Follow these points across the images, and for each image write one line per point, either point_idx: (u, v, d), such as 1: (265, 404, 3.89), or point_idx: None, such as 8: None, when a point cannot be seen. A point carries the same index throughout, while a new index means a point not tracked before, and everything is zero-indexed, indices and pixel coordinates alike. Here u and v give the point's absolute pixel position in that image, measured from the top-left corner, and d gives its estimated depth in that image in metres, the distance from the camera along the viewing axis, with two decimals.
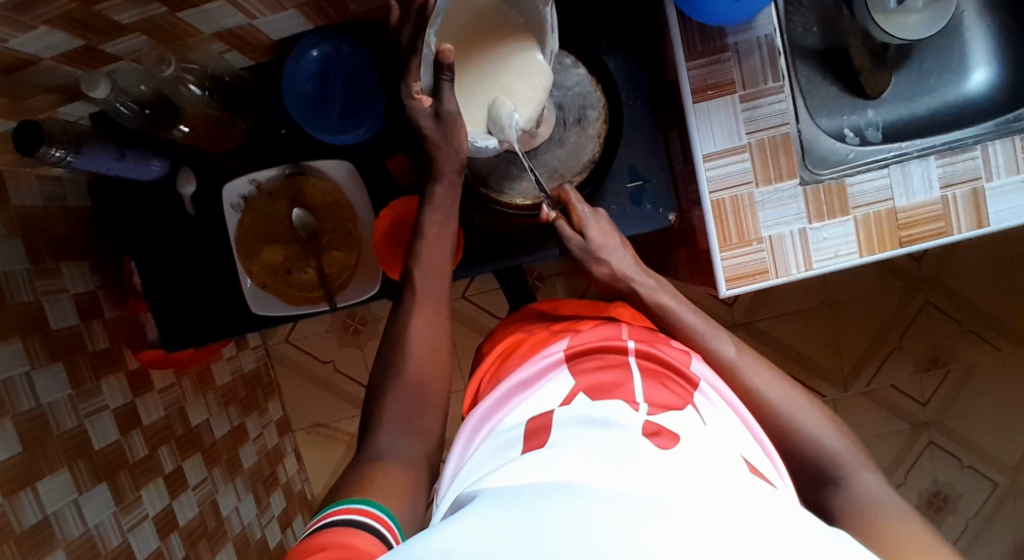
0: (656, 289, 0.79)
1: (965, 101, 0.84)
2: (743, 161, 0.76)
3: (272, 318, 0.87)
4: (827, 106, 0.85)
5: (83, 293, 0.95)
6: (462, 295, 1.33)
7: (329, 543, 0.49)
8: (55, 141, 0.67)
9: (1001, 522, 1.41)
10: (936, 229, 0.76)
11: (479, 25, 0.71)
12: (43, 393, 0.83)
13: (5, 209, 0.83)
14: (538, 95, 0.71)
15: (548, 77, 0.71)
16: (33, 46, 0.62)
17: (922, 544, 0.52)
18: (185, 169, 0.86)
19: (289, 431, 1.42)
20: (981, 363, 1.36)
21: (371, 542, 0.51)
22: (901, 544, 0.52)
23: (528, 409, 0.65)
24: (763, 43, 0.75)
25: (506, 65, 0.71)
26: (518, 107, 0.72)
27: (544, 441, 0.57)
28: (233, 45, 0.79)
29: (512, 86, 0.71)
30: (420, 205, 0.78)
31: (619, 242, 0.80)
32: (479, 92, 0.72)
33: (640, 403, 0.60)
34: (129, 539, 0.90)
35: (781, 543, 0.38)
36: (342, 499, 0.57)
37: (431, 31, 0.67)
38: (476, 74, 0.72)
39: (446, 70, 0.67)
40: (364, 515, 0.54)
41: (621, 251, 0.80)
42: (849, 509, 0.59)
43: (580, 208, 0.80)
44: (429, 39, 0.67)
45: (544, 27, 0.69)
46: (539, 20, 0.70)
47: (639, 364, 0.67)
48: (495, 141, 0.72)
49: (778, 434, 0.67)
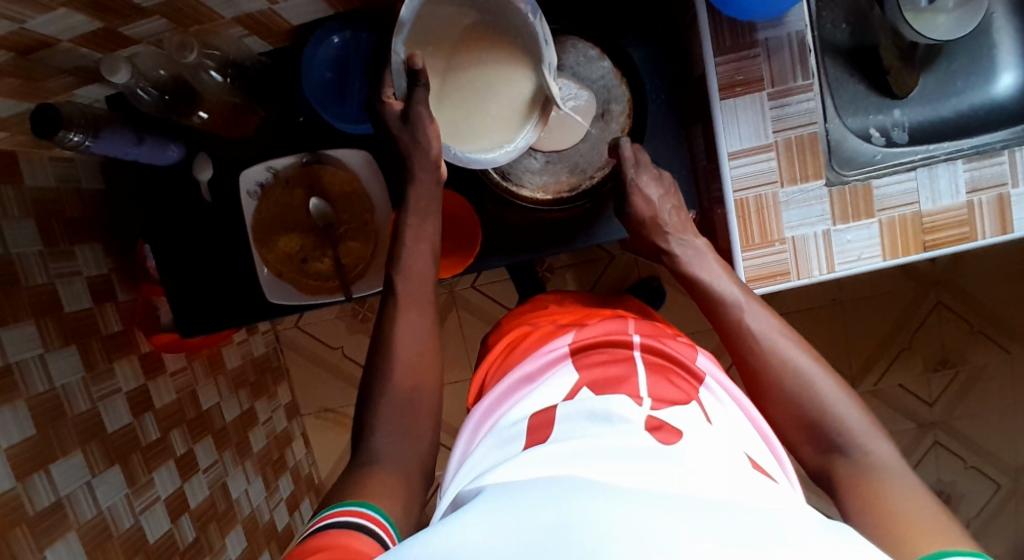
0: (687, 259, 0.77)
1: (992, 104, 0.83)
2: (769, 160, 0.75)
3: (286, 307, 0.87)
4: (854, 105, 0.83)
5: (96, 275, 0.95)
6: (471, 285, 1.32)
7: (327, 545, 0.49)
8: (73, 125, 0.67)
9: (1002, 522, 1.42)
10: (961, 234, 0.75)
11: (458, 40, 0.70)
12: (57, 376, 0.83)
13: (18, 190, 0.82)
14: (523, 109, 0.73)
15: (528, 93, 0.72)
16: (51, 27, 0.60)
17: (930, 525, 0.50)
18: (201, 155, 0.86)
19: (297, 416, 1.43)
20: (989, 364, 1.35)
21: (371, 545, 0.51)
22: (912, 522, 0.51)
23: (529, 404, 0.65)
24: (794, 39, 0.73)
25: (486, 78, 0.71)
26: (496, 118, 0.73)
27: (544, 436, 0.57)
28: (252, 30, 0.77)
29: (493, 100, 0.72)
30: (398, 211, 0.76)
31: (673, 202, 0.80)
32: (456, 104, 0.73)
33: (644, 398, 0.60)
34: (141, 521, 0.90)
35: (817, 539, 0.37)
36: (341, 502, 0.57)
37: (399, 40, 0.68)
38: (456, 88, 0.72)
39: (420, 77, 0.68)
40: (359, 518, 0.54)
41: (660, 216, 0.79)
42: (852, 481, 0.58)
43: (626, 170, 0.80)
44: (396, 47, 0.68)
45: (536, 41, 0.70)
46: (528, 37, 0.70)
47: (643, 358, 0.67)
48: (476, 158, 0.73)
49: (772, 397, 0.66)
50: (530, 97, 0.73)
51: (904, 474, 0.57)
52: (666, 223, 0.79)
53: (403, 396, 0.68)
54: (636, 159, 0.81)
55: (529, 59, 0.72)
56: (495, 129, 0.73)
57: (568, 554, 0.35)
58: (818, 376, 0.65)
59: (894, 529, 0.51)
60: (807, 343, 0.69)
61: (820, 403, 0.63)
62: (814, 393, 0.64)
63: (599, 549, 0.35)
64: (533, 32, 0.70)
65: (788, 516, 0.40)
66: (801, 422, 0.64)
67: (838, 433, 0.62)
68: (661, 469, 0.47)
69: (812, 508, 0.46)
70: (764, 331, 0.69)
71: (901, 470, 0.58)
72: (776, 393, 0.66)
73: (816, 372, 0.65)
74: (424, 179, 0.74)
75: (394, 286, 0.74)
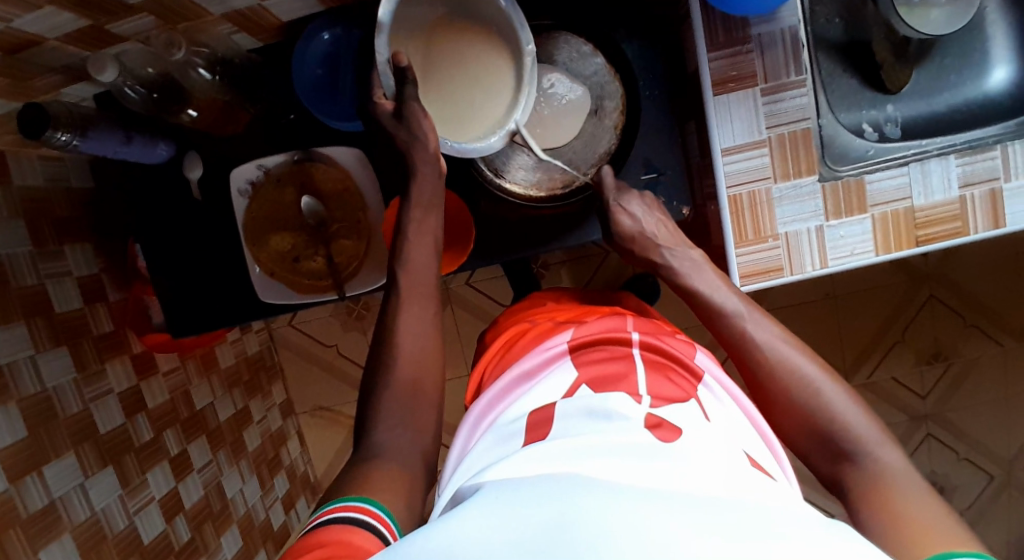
0: (684, 271, 0.77)
1: (984, 99, 0.83)
2: (762, 156, 0.75)
3: (279, 306, 0.87)
4: (847, 100, 0.83)
5: (86, 275, 0.94)
6: (466, 282, 1.32)
7: (327, 541, 0.49)
8: (61, 124, 0.66)
9: (995, 514, 1.43)
10: (953, 229, 0.76)
11: (435, 31, 0.71)
12: (48, 377, 0.82)
13: (6, 189, 0.82)
14: (510, 95, 0.73)
15: (511, 78, 0.73)
16: (38, 25, 0.59)
17: (942, 535, 0.50)
18: (191, 154, 0.86)
19: (293, 414, 1.42)
20: (981, 357, 1.36)
21: (370, 539, 0.51)
22: (929, 528, 0.51)
23: (529, 400, 0.64)
24: (788, 35, 0.73)
25: (470, 67, 0.72)
26: (487, 105, 0.73)
27: (544, 433, 0.57)
28: (242, 27, 0.76)
29: (480, 87, 0.73)
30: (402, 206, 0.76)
31: (659, 214, 0.81)
32: (446, 95, 0.73)
33: (644, 395, 0.60)
34: (135, 522, 0.90)
35: (816, 537, 0.37)
36: (344, 497, 0.56)
37: (381, 39, 0.68)
38: (438, 81, 0.72)
39: (406, 72, 0.68)
40: (365, 515, 0.54)
41: (647, 230, 0.80)
42: (866, 489, 0.58)
43: (608, 199, 0.81)
44: (379, 47, 0.68)
45: (512, 27, 0.71)
46: (504, 24, 0.71)
47: (643, 356, 0.67)
48: (474, 146, 0.72)
49: (779, 405, 0.66)
50: (517, 83, 0.73)
51: (911, 476, 0.57)
52: (656, 238, 0.79)
53: (401, 391, 0.67)
54: (616, 187, 0.82)
55: (508, 48, 0.72)
56: (484, 119, 0.73)
57: (567, 552, 0.35)
58: (824, 384, 0.65)
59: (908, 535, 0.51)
60: (809, 348, 0.69)
61: (820, 401, 0.64)
62: (821, 399, 0.64)
63: (599, 549, 0.35)
64: (509, 19, 0.71)
65: (786, 513, 0.40)
66: (801, 414, 0.65)
67: (841, 430, 0.62)
68: (661, 467, 0.47)
69: (809, 504, 0.46)
70: (768, 339, 0.69)
71: (913, 475, 0.58)
72: (782, 399, 0.66)
73: (821, 378, 0.66)
74: (417, 180, 0.74)
75: (390, 284, 0.74)
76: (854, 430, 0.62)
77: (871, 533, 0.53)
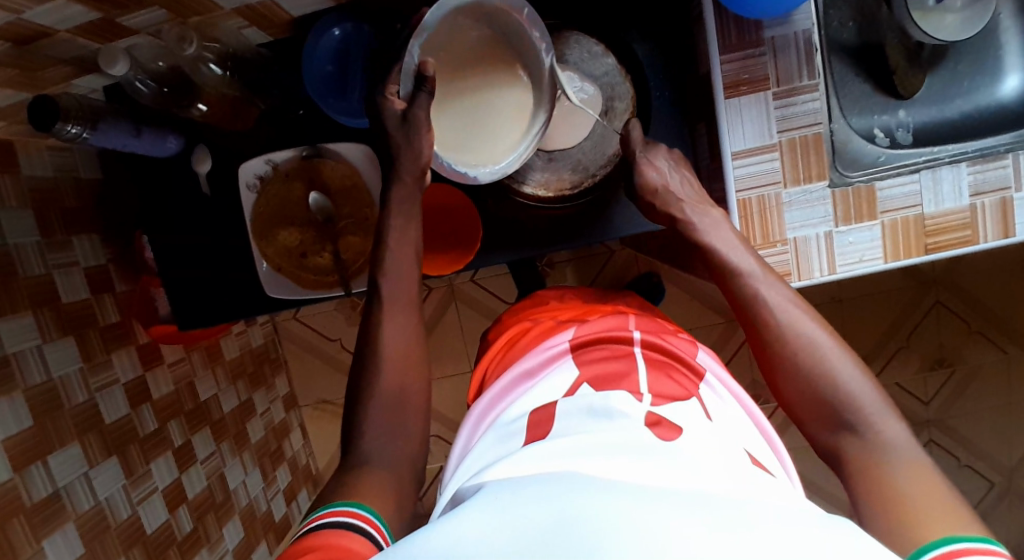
0: (703, 227, 0.74)
1: (998, 107, 0.82)
2: (772, 161, 0.75)
3: (285, 302, 0.87)
4: (859, 104, 0.82)
5: (94, 266, 0.94)
6: (471, 279, 1.32)
7: (318, 545, 0.50)
8: (71, 117, 0.66)
9: (996, 521, 1.42)
10: (962, 238, 0.75)
11: (465, 59, 0.73)
12: (55, 367, 0.83)
13: (15, 180, 0.82)
14: (514, 138, 0.76)
15: (522, 124, 0.76)
16: (49, 17, 0.59)
17: (943, 523, 0.49)
18: (200, 147, 0.85)
19: (296, 407, 1.43)
20: (985, 364, 1.36)
21: (361, 543, 0.52)
22: (925, 513, 0.51)
23: (529, 400, 0.64)
24: (801, 39, 0.72)
25: (486, 101, 0.74)
26: (490, 139, 0.75)
27: (544, 432, 0.57)
28: (253, 22, 0.76)
29: (489, 122, 0.75)
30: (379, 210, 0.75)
31: (684, 172, 0.78)
32: (455, 116, 0.74)
33: (645, 394, 0.60)
34: (139, 512, 0.90)
35: (819, 535, 0.37)
36: (335, 501, 0.57)
37: (415, 43, 0.70)
38: (454, 103, 0.74)
39: (427, 83, 0.68)
40: (352, 517, 0.54)
41: (671, 185, 0.77)
42: (861, 464, 0.58)
43: (633, 150, 0.78)
44: (412, 49, 0.69)
45: (543, 73, 0.74)
46: (536, 70, 0.75)
47: (645, 355, 0.66)
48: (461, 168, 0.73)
49: (783, 368, 0.65)
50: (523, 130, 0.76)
51: (913, 457, 0.57)
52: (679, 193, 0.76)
53: (398, 390, 0.68)
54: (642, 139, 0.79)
55: (530, 94, 0.76)
56: (484, 152, 0.75)
57: (568, 551, 0.35)
58: (831, 351, 0.64)
59: (912, 530, 0.50)
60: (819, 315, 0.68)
61: (824, 367, 0.63)
62: (826, 366, 0.63)
63: (599, 549, 0.35)
64: (542, 66, 0.74)
65: (786, 512, 0.40)
66: (805, 382, 0.64)
67: (845, 398, 0.61)
68: (662, 465, 0.47)
69: (809, 503, 0.47)
70: (776, 302, 0.68)
71: (915, 453, 0.57)
72: (786, 364, 0.65)
73: (828, 345, 0.65)
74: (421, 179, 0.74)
75: (372, 291, 0.73)
76: (857, 400, 0.61)
77: (867, 524, 0.54)
